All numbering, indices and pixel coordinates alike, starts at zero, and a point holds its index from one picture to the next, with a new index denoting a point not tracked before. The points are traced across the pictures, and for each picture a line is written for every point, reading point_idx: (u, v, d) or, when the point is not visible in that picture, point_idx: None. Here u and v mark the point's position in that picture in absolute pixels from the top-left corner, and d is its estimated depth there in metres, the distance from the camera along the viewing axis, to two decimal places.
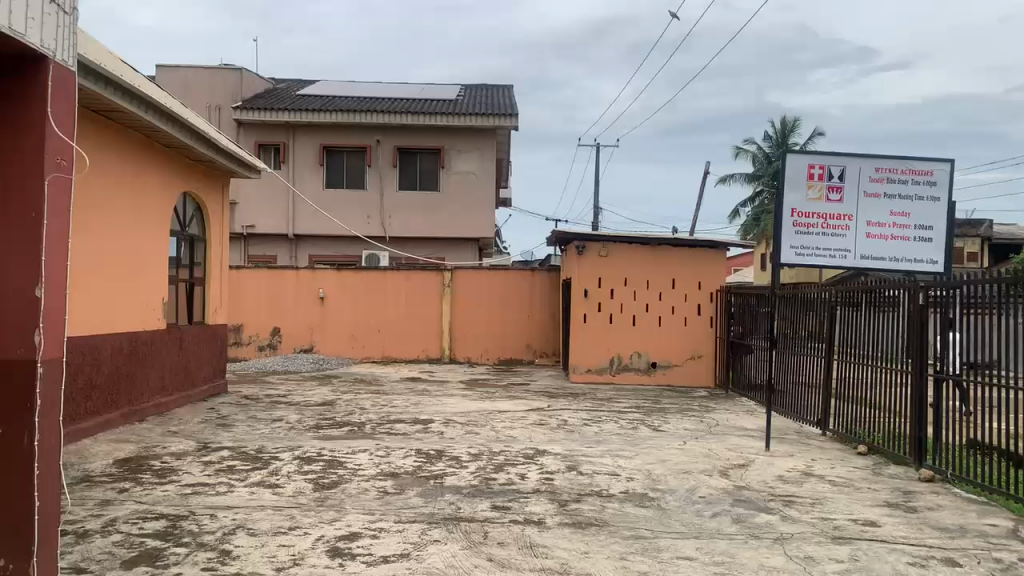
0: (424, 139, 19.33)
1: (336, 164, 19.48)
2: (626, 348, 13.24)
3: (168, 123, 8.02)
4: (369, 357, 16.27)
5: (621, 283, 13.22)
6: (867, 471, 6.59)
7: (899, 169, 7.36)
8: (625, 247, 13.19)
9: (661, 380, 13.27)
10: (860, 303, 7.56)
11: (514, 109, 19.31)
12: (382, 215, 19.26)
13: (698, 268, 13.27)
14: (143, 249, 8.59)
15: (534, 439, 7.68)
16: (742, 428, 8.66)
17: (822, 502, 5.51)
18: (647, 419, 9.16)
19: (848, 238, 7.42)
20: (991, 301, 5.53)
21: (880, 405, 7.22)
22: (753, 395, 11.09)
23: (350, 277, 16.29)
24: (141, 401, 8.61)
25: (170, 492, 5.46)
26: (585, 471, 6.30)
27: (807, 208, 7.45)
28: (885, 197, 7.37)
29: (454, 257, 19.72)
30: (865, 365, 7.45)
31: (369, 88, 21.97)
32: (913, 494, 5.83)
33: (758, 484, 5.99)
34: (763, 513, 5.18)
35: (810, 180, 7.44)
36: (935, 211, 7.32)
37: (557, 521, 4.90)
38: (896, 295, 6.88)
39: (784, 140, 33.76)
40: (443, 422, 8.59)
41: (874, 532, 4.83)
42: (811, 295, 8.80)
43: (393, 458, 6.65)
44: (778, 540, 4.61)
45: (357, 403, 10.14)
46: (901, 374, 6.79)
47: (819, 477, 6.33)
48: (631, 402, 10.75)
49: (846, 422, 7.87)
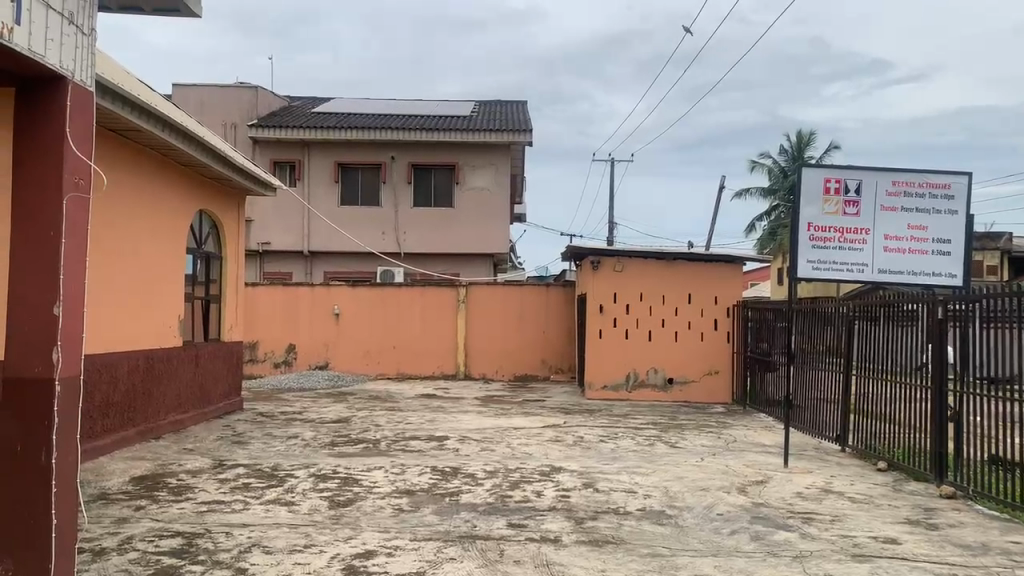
0: (438, 156, 19.41)
1: (351, 181, 19.59)
2: (642, 365, 13.19)
3: (185, 141, 8.09)
4: (384, 373, 16.29)
5: (636, 298, 13.20)
6: (887, 488, 6.51)
7: (915, 183, 7.31)
8: (640, 262, 13.18)
9: (677, 396, 13.19)
10: (878, 317, 7.50)
11: (528, 125, 19.34)
12: (397, 231, 19.32)
13: (714, 283, 13.21)
14: (160, 267, 8.65)
15: (551, 456, 7.65)
16: (760, 445, 8.58)
17: (841, 519, 5.45)
18: (664, 436, 9.10)
19: (865, 251, 7.37)
20: (1011, 315, 5.47)
21: (901, 421, 7.13)
22: (771, 411, 10.99)
23: (365, 294, 16.34)
24: (158, 419, 8.65)
25: (187, 510, 5.46)
26: (602, 488, 6.26)
27: (823, 222, 7.42)
28: (902, 211, 7.31)
29: (469, 273, 19.74)
30: (883, 380, 7.38)
31: (384, 105, 22.12)
32: (934, 511, 5.76)
33: (777, 501, 5.92)
34: (782, 530, 5.13)
35: (826, 195, 7.42)
36: (954, 225, 7.26)
37: (574, 539, 4.87)
38: (914, 309, 6.81)
39: (800, 154, 33.67)
40: (459, 439, 8.58)
41: (895, 549, 4.77)
42: (829, 309, 8.74)
43: (408, 476, 6.63)
44: (797, 558, 4.56)
45: (373, 419, 10.14)
46: (921, 390, 6.71)
47: (838, 493, 6.26)
48: (647, 418, 10.69)
49: (866, 438, 7.79)
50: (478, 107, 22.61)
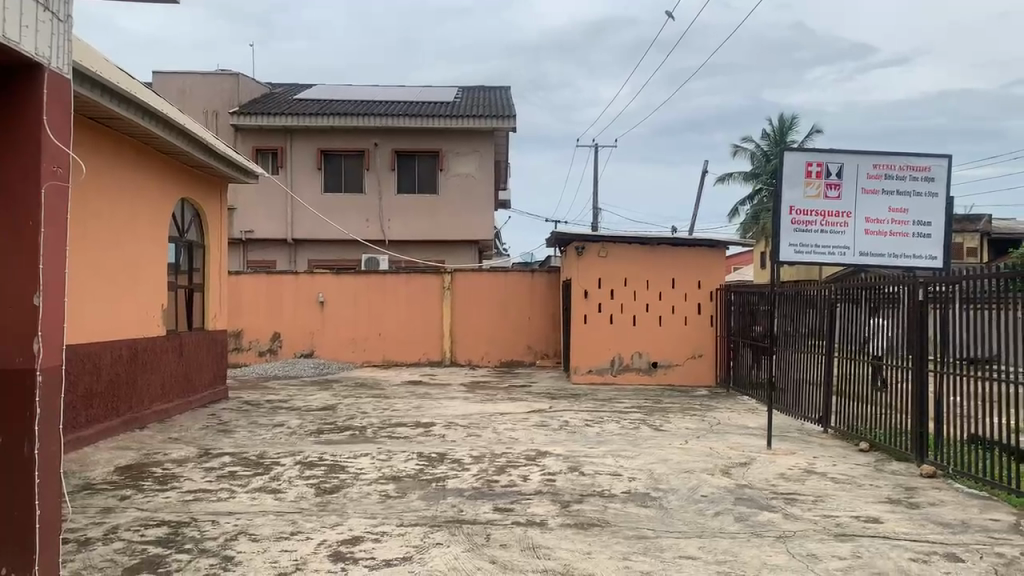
0: (422, 143, 19.33)
1: (334, 168, 19.49)
2: (627, 349, 13.24)
3: (165, 128, 8.01)
4: (369, 361, 16.27)
5: (621, 283, 13.23)
6: (868, 468, 6.59)
7: (896, 165, 7.36)
8: (625, 247, 13.21)
9: (662, 380, 13.26)
10: (860, 300, 7.57)
11: (512, 111, 19.27)
12: (381, 218, 19.25)
13: (697, 268, 13.26)
14: (141, 255, 8.59)
15: (536, 440, 7.69)
16: (744, 427, 8.65)
17: (824, 499, 5.51)
18: (649, 419, 9.15)
19: (847, 234, 7.43)
20: (991, 296, 5.53)
21: (882, 402, 7.20)
22: (754, 393, 11.07)
23: (350, 281, 16.29)
24: (143, 408, 8.61)
25: (172, 499, 5.45)
26: (588, 472, 6.29)
27: (805, 206, 7.47)
28: (882, 193, 7.36)
29: (454, 260, 19.72)
30: (865, 362, 7.45)
31: (367, 91, 22.01)
32: (915, 489, 5.83)
33: (761, 483, 5.98)
34: (766, 511, 5.17)
35: (808, 178, 7.44)
36: (933, 207, 7.29)
37: (559, 522, 4.90)
38: (897, 291, 6.87)
39: (782, 138, 33.80)
40: (445, 425, 8.60)
41: (877, 528, 4.83)
42: (812, 293, 8.80)
43: (395, 462, 6.64)
44: (780, 538, 4.61)
45: (359, 407, 10.13)
46: (902, 370, 6.79)
47: (821, 474, 6.33)
48: (632, 402, 10.75)
49: (848, 419, 7.87)
50: (462, 92, 22.51)
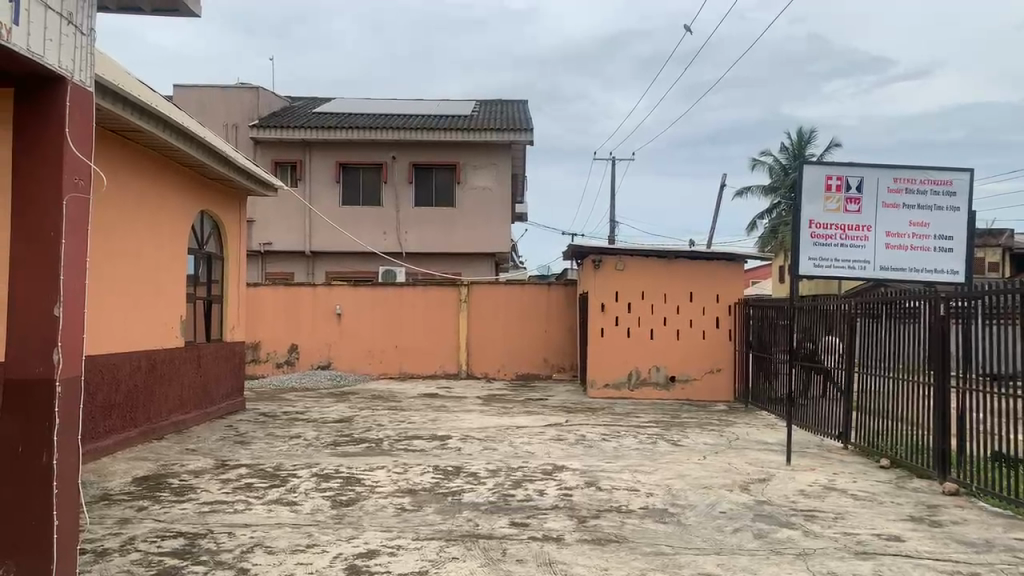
0: (439, 155, 19.41)
1: (352, 181, 19.59)
2: (644, 363, 13.17)
3: (184, 140, 8.04)
4: (385, 373, 16.29)
5: (638, 296, 13.18)
6: (890, 485, 6.50)
7: (917, 180, 7.30)
8: (642, 260, 13.18)
9: (679, 395, 13.17)
10: (881, 315, 7.49)
11: (528, 124, 19.30)
12: (399, 230, 19.31)
13: (715, 282, 13.20)
14: (161, 264, 8.65)
15: (553, 454, 7.66)
16: (763, 442, 8.58)
17: (844, 516, 5.44)
18: (666, 434, 9.09)
19: (867, 248, 7.36)
20: (1014, 311, 5.49)
21: (903, 417, 7.12)
22: (774, 409, 10.95)
23: (367, 293, 16.35)
24: (160, 419, 8.66)
25: (189, 510, 5.46)
26: (604, 487, 6.25)
27: (824, 220, 7.41)
28: (903, 208, 7.30)
29: (471, 273, 19.68)
30: (886, 377, 7.38)
31: (385, 105, 22.17)
32: (938, 508, 5.74)
33: (780, 499, 5.91)
34: (785, 528, 5.11)
35: (828, 192, 7.40)
36: (955, 221, 7.23)
37: (576, 538, 4.86)
38: (917, 306, 6.81)
39: (801, 151, 33.64)
40: (460, 438, 8.58)
41: (899, 546, 4.76)
42: (831, 306, 8.74)
43: (410, 475, 6.62)
44: (801, 555, 4.55)
45: (375, 419, 10.13)
46: (922, 386, 6.72)
47: (841, 491, 6.25)
48: (650, 416, 10.65)
49: (868, 435, 7.79)
50: (478, 106, 22.51)
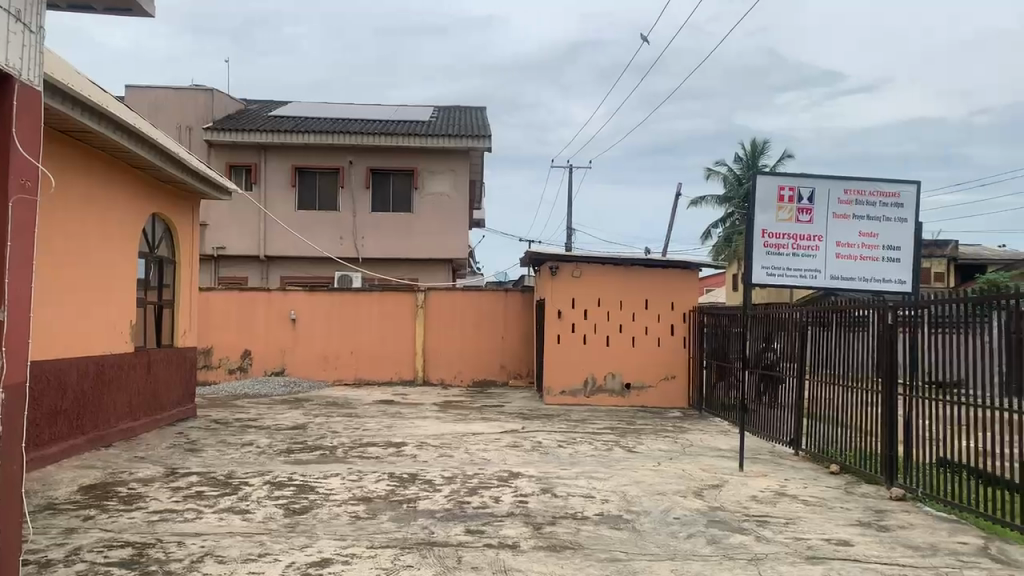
0: (397, 161, 19.33)
1: (309, 185, 19.40)
2: (600, 370, 13.23)
3: (136, 142, 7.89)
4: (341, 380, 16.14)
5: (595, 303, 13.26)
6: (839, 491, 6.62)
7: (867, 192, 7.52)
8: (598, 267, 13.27)
9: (635, 401, 13.26)
10: (830, 323, 7.65)
11: (487, 130, 19.30)
12: (355, 236, 19.18)
13: (670, 289, 13.36)
14: (111, 268, 8.48)
15: (509, 461, 7.66)
16: (716, 449, 8.69)
17: (795, 522, 5.53)
18: (622, 440, 9.15)
19: (818, 258, 7.49)
20: (958, 321, 5.66)
21: (852, 424, 7.25)
22: (727, 415, 11.10)
23: (322, 299, 16.21)
24: (108, 426, 8.47)
25: (137, 519, 5.34)
26: (560, 493, 6.26)
27: (776, 229, 7.47)
28: (854, 219, 7.51)
29: (428, 279, 19.62)
30: (836, 385, 7.52)
31: (343, 109, 22.03)
32: (885, 513, 5.87)
33: (732, 505, 5.99)
34: (737, 534, 5.18)
35: (780, 203, 7.47)
36: (903, 232, 7.47)
37: (531, 545, 4.86)
38: (866, 315, 6.97)
39: (754, 162, 34.16)
40: (416, 445, 8.54)
41: (847, 551, 4.85)
42: (783, 315, 8.89)
43: (365, 483, 6.57)
44: (753, 560, 4.62)
45: (330, 426, 10.03)
46: (871, 394, 6.87)
47: (792, 496, 6.35)
48: (605, 423, 10.70)
49: (819, 442, 7.92)
50: (437, 112, 22.51)
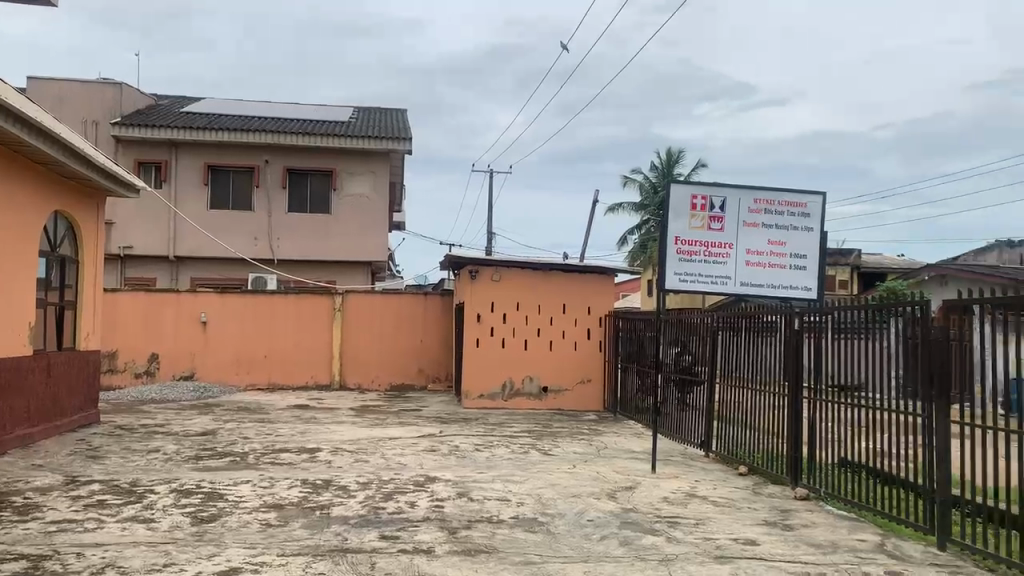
0: (314, 161, 19.01)
1: (222, 184, 18.91)
2: (518, 374, 13.29)
3: (38, 135, 7.55)
4: (253, 384, 15.77)
5: (513, 307, 13.31)
6: (747, 491, 6.82)
7: (775, 202, 7.74)
8: (517, 272, 13.32)
9: (552, 405, 13.37)
10: (740, 328, 7.88)
11: (407, 132, 19.15)
12: (270, 237, 18.79)
13: (587, 294, 13.53)
14: (7, 267, 8.08)
15: (425, 466, 7.62)
16: (630, 451, 8.84)
17: (704, 522, 5.67)
18: (538, 444, 9.21)
19: (728, 265, 7.73)
20: (861, 326, 5.91)
21: (759, 426, 7.48)
22: (641, 417, 11.31)
23: (235, 301, 15.82)
24: (2, 432, 8.07)
25: (33, 530, 5.10)
26: (476, 497, 6.26)
27: (689, 237, 7.66)
28: (763, 227, 7.74)
29: (345, 281, 19.35)
30: (745, 388, 7.75)
31: (259, 107, 21.57)
32: (790, 512, 6.07)
33: (645, 506, 6.10)
34: (649, 535, 5.28)
35: (693, 211, 7.67)
36: (809, 241, 7.77)
37: (446, 549, 4.84)
38: (773, 320, 7.21)
39: (670, 170, 34.90)
40: (330, 451, 8.41)
41: (754, 550, 4.99)
42: (695, 320, 9.11)
43: (277, 489, 6.43)
44: (663, 561, 4.71)
45: (241, 432, 9.78)
46: (777, 398, 7.10)
47: (702, 497, 6.50)
48: (522, 426, 10.76)
49: (728, 444, 8.14)
50: (357, 113, 22.27)
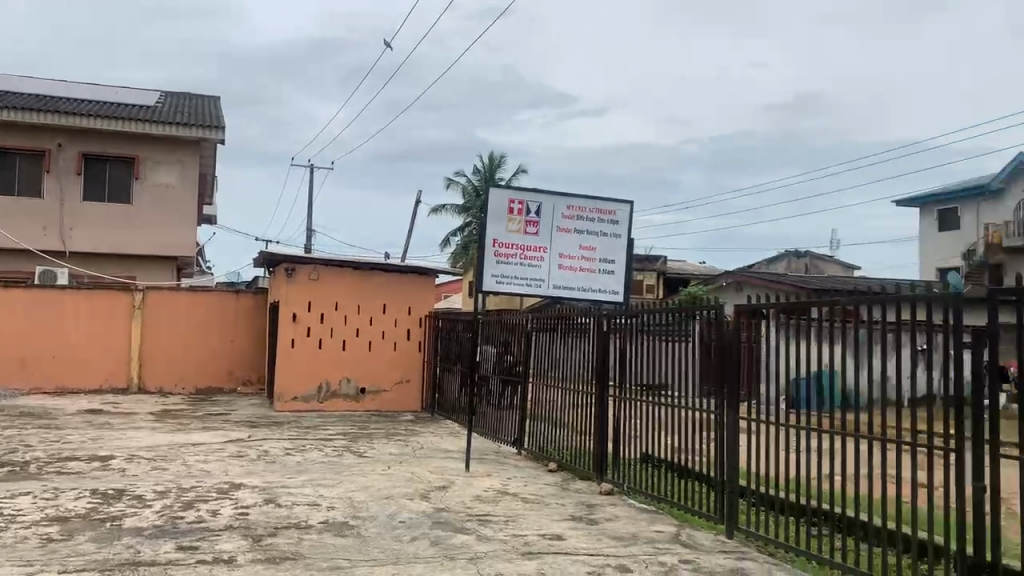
0: (115, 147, 17.73)
1: (7, 168, 17.24)
2: (334, 375, 13.02)
3: None
4: (37, 388, 14.46)
5: (331, 307, 13.02)
6: (555, 488, 7.04)
7: (587, 209, 8.09)
8: (335, 271, 13.05)
9: (369, 406, 13.21)
10: (552, 330, 8.14)
11: (220, 121, 18.27)
12: (63, 227, 17.38)
13: (407, 294, 13.49)
14: None
15: (231, 471, 7.30)
16: (444, 451, 8.89)
17: (513, 520, 5.79)
18: (352, 446, 9.06)
19: (543, 268, 7.91)
20: (665, 328, 6.26)
21: (569, 424, 7.75)
22: (457, 417, 11.41)
23: (18, 296, 14.48)
24: None
25: None
26: (284, 502, 6.07)
27: (507, 240, 7.78)
28: (575, 233, 8.05)
29: (147, 276, 18.32)
30: (556, 387, 8.00)
31: (53, 85, 19.86)
32: (595, 507, 6.32)
33: (456, 506, 6.15)
34: (459, 534, 5.32)
35: (510, 215, 7.80)
36: (616, 247, 8.19)
37: (249, 558, 4.66)
38: (583, 322, 7.50)
39: (491, 174, 35.45)
40: (126, 458, 7.87)
41: (559, 545, 5.15)
42: (510, 320, 9.32)
43: (62, 501, 5.93)
44: (471, 560, 4.76)
45: (22, 439, 8.95)
46: (587, 396, 7.38)
47: (512, 495, 6.64)
48: (337, 429, 10.55)
49: (539, 442, 8.38)
50: (165, 98, 21.01)
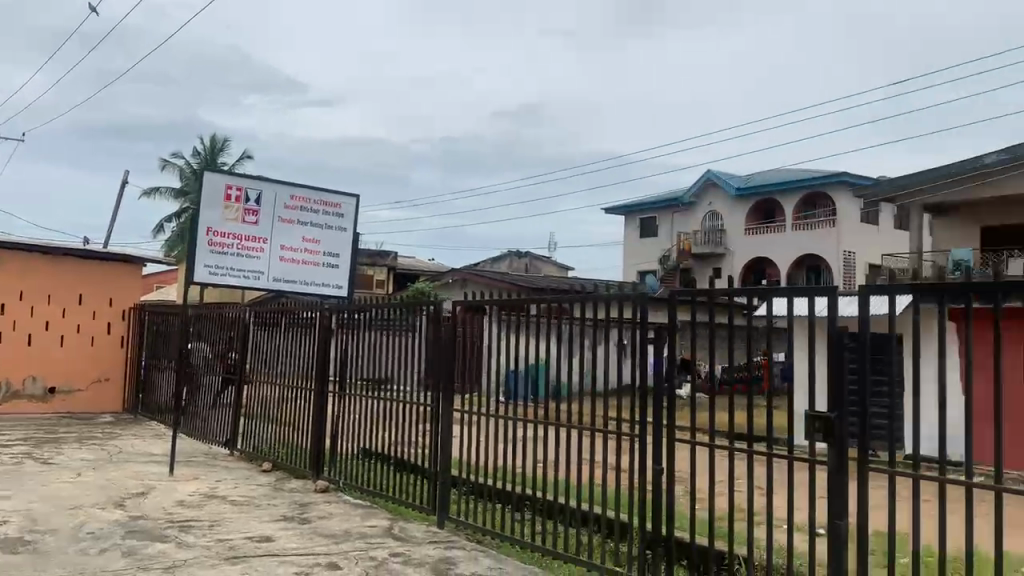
0: None
1: None
2: (16, 374, 11.52)
3: None
4: None
5: (15, 296, 11.54)
6: (268, 488, 6.80)
7: (310, 201, 9.18)
8: (22, 255, 11.63)
9: (60, 408, 11.94)
10: (273, 324, 7.86)
11: None
12: None
13: (110, 285, 12.45)
14: None
15: None
16: (147, 454, 8.25)
17: (219, 523, 5.50)
18: (35, 452, 8.11)
19: (263, 258, 8.87)
20: (388, 322, 6.27)
21: (286, 421, 7.53)
22: (163, 417, 10.66)
23: None
24: None
25: None
26: None
27: (225, 229, 8.58)
28: (299, 224, 9.10)
29: None
30: (275, 383, 7.73)
31: None
32: (308, 505, 6.19)
33: (156, 512, 5.72)
34: (156, 542, 4.96)
35: (228, 202, 8.61)
36: (341, 240, 9.42)
37: None
38: (306, 316, 7.31)
39: (213, 159, 33.45)
40: None
41: (267, 546, 4.97)
42: (226, 313, 8.87)
43: None
44: (168, 569, 4.45)
45: None
46: (306, 392, 7.21)
47: (220, 497, 6.32)
48: (18, 434, 9.40)
49: (254, 441, 8.05)
50: None
